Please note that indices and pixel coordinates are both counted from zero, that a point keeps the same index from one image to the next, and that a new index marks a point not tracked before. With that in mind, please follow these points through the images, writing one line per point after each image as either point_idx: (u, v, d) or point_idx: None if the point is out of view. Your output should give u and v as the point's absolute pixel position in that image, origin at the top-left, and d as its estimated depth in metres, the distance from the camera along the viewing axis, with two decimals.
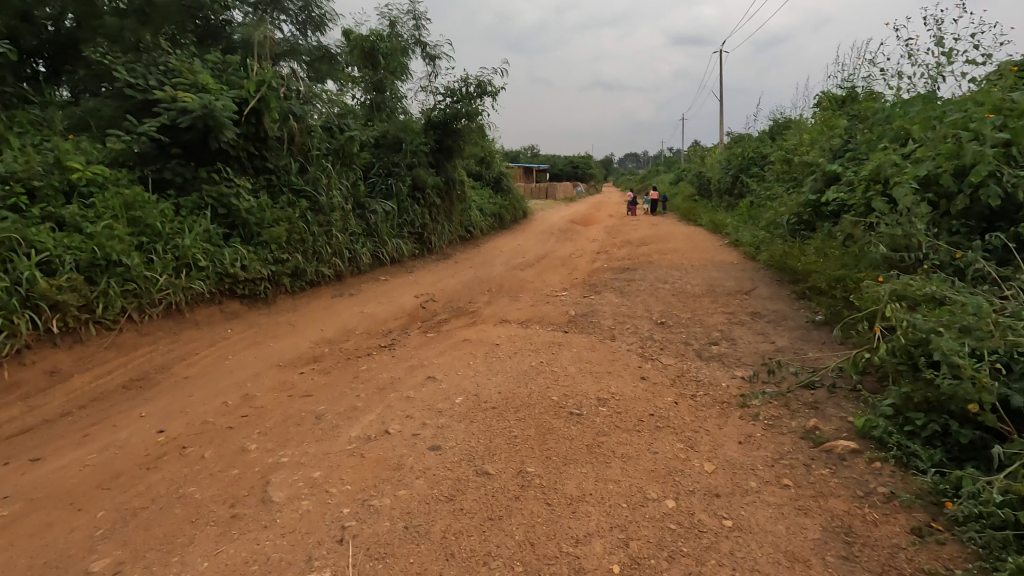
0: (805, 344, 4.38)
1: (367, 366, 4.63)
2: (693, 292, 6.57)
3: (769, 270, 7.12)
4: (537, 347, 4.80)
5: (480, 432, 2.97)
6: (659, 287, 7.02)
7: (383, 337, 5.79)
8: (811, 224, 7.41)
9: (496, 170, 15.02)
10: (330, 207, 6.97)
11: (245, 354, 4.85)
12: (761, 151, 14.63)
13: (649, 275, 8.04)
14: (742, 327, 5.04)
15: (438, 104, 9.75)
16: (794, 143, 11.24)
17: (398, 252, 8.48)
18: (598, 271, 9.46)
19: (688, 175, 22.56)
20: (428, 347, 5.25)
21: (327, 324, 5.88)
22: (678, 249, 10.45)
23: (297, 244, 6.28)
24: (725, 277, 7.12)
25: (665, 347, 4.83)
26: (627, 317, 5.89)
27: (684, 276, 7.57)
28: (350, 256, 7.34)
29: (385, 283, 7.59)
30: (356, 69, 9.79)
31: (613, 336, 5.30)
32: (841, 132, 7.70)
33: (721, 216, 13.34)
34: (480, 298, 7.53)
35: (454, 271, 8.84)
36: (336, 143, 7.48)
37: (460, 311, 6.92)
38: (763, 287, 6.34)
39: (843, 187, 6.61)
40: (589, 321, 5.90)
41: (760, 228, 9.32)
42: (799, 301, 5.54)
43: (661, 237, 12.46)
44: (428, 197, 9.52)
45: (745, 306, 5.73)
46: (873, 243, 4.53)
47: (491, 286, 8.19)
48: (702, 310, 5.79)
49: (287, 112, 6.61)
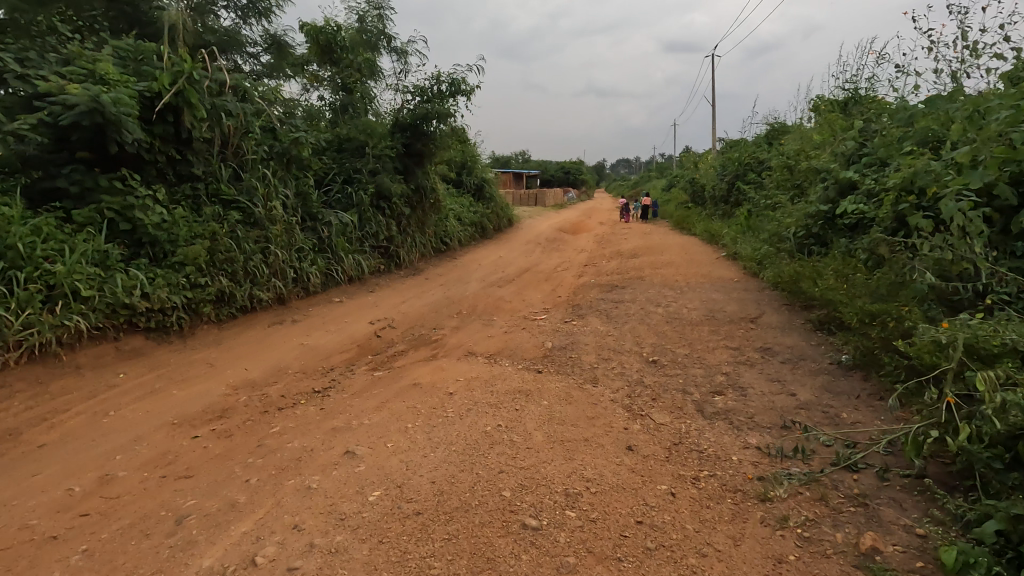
0: (835, 398, 3.45)
1: (283, 425, 3.66)
2: (690, 318, 5.64)
3: (776, 292, 6.23)
4: (499, 398, 3.86)
5: (386, 569, 2.02)
6: (652, 312, 6.09)
7: (321, 378, 4.83)
8: (822, 238, 6.55)
9: (478, 176, 14.06)
10: (270, 220, 6.02)
11: (134, 408, 3.88)
12: (758, 156, 13.81)
13: (639, 295, 7.13)
14: (752, 370, 4.12)
15: (407, 105, 8.83)
16: (795, 148, 10.41)
17: (358, 269, 7.53)
18: (584, 288, 8.54)
19: (680, 181, 21.76)
20: (369, 395, 4.28)
21: (254, 362, 4.93)
22: (672, 262, 9.55)
23: (223, 264, 5.32)
24: (726, 300, 6.20)
25: (659, 398, 3.90)
26: (613, 351, 4.96)
27: (679, 297, 6.66)
28: (296, 276, 6.38)
29: (338, 306, 6.64)
30: (322, 69, 8.91)
31: (596, 380, 4.37)
32: (856, 135, 6.84)
33: (717, 226, 12.51)
34: (447, 324, 6.58)
35: (422, 290, 7.89)
36: (281, 147, 6.52)
37: (420, 342, 5.97)
38: (773, 313, 5.42)
39: (862, 197, 5.73)
40: (568, 357, 4.97)
41: (762, 241, 8.44)
42: (817, 334, 4.63)
43: (654, 248, 11.56)
44: (395, 207, 8.57)
45: (753, 339, 4.81)
46: (917, 269, 3.64)
47: (462, 308, 7.25)
48: (702, 343, 4.86)
49: (215, 109, 5.65)
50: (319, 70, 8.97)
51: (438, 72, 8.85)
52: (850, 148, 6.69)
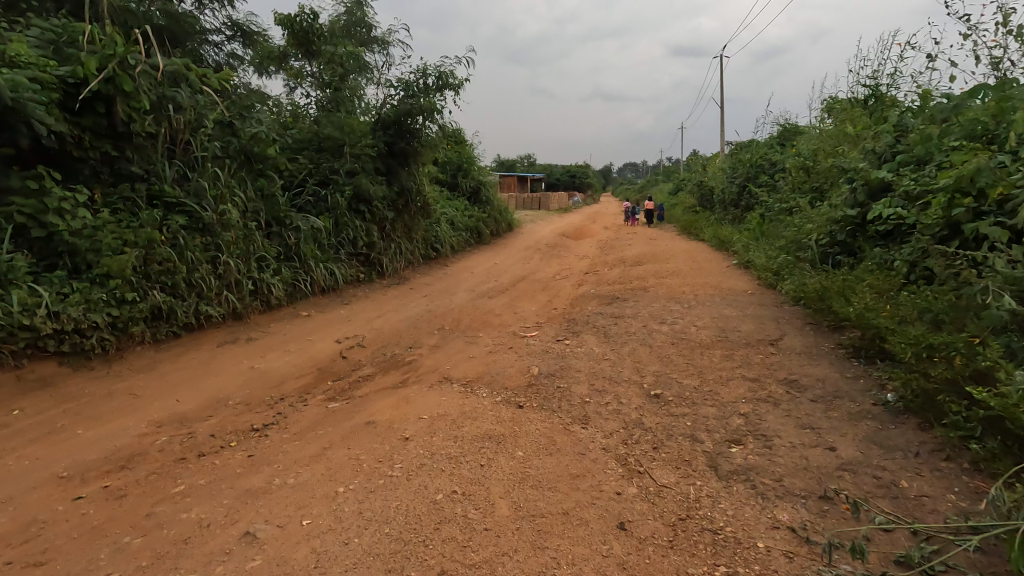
0: (888, 457, 2.70)
1: (192, 481, 2.94)
2: (700, 340, 4.89)
3: (797, 308, 5.47)
4: (463, 446, 3.12)
5: None
6: (655, 331, 5.34)
7: (265, 412, 4.12)
8: (849, 247, 5.80)
9: (474, 178, 13.36)
10: (223, 226, 5.33)
11: (21, 454, 3.20)
12: (770, 158, 13.03)
13: (642, 309, 6.38)
14: (777, 411, 3.36)
15: (390, 101, 8.15)
16: (812, 148, 9.64)
17: (330, 279, 6.84)
18: (582, 300, 7.80)
19: (687, 184, 20.96)
20: (312, 437, 3.56)
21: (188, 391, 4.23)
22: (678, 272, 8.79)
23: (161, 276, 4.64)
24: (741, 318, 5.43)
25: (661, 448, 3.14)
26: (608, 381, 4.21)
27: (686, 313, 5.91)
28: (254, 288, 5.69)
29: (304, 322, 5.94)
30: (307, 63, 8.44)
31: (586, 419, 3.62)
32: (886, 132, 6.09)
33: (727, 231, 11.75)
34: (425, 343, 5.86)
35: (402, 302, 7.19)
36: (244, 145, 5.81)
37: (391, 365, 5.25)
38: (797, 336, 4.65)
39: (900, 200, 4.97)
40: (556, 388, 4.22)
41: (779, 248, 7.67)
42: (853, 364, 3.87)
43: (659, 255, 10.80)
44: (377, 212, 7.88)
45: (776, 368, 4.05)
46: (990, 291, 2.89)
47: (444, 323, 6.53)
48: (714, 372, 4.11)
49: (160, 100, 4.98)
50: (303, 65, 8.50)
51: (425, 65, 8.18)
52: (880, 145, 5.93)
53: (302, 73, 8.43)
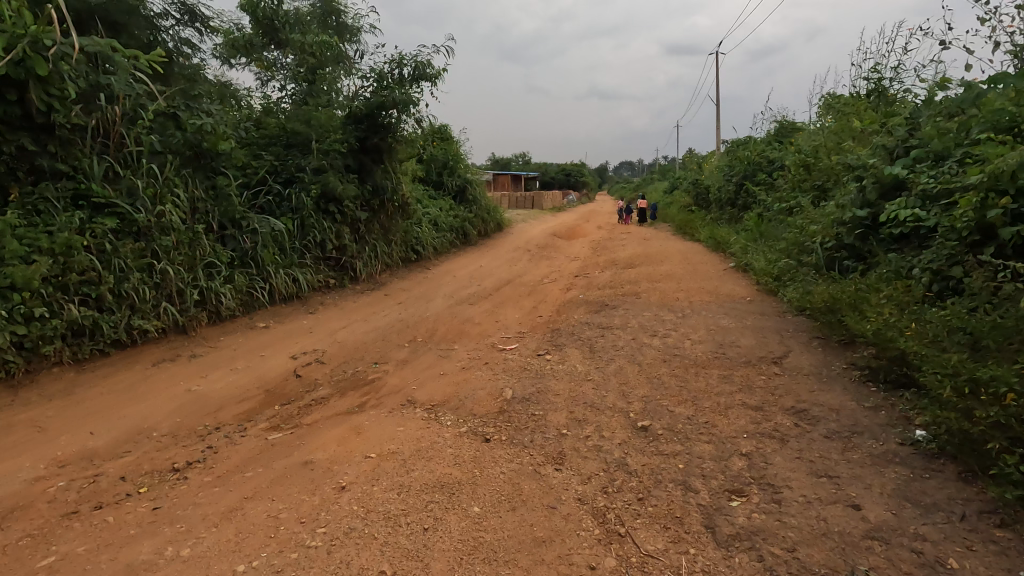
0: (927, 523, 2.17)
1: (68, 549, 2.39)
2: (695, 357, 4.35)
3: (802, 320, 4.96)
4: (408, 501, 2.58)
5: None
6: (646, 346, 4.80)
7: (194, 445, 3.56)
8: (858, 251, 5.31)
9: (460, 176, 12.81)
10: (162, 230, 4.77)
11: None
12: (768, 155, 12.54)
13: (631, 319, 5.86)
14: (786, 453, 2.82)
15: (363, 93, 7.61)
16: (814, 145, 9.15)
17: (293, 286, 6.29)
18: (570, 306, 7.27)
19: (682, 183, 20.49)
20: (235, 482, 3.01)
21: (106, 421, 3.67)
22: (673, 275, 8.25)
23: (83, 288, 4.08)
24: (741, 331, 4.90)
25: (648, 501, 2.60)
26: (590, 408, 3.66)
27: (680, 323, 5.38)
28: (200, 297, 5.13)
29: (258, 335, 5.38)
30: (277, 54, 7.92)
31: (561, 459, 3.08)
32: (895, 125, 5.58)
33: (723, 232, 11.25)
34: (392, 358, 5.32)
35: (373, 311, 6.64)
36: (193, 139, 5.24)
37: (351, 384, 4.70)
38: (805, 354, 4.12)
39: (915, 201, 4.46)
40: (529, 416, 3.68)
41: (781, 251, 7.16)
42: (870, 391, 3.35)
43: (653, 256, 10.29)
44: (348, 213, 7.32)
45: (782, 394, 3.51)
46: None
47: (416, 335, 5.98)
48: (711, 399, 3.57)
49: (89, 88, 4.41)
50: (273, 55, 7.96)
51: (400, 54, 7.65)
52: (890, 139, 5.41)
53: (273, 65, 7.90)
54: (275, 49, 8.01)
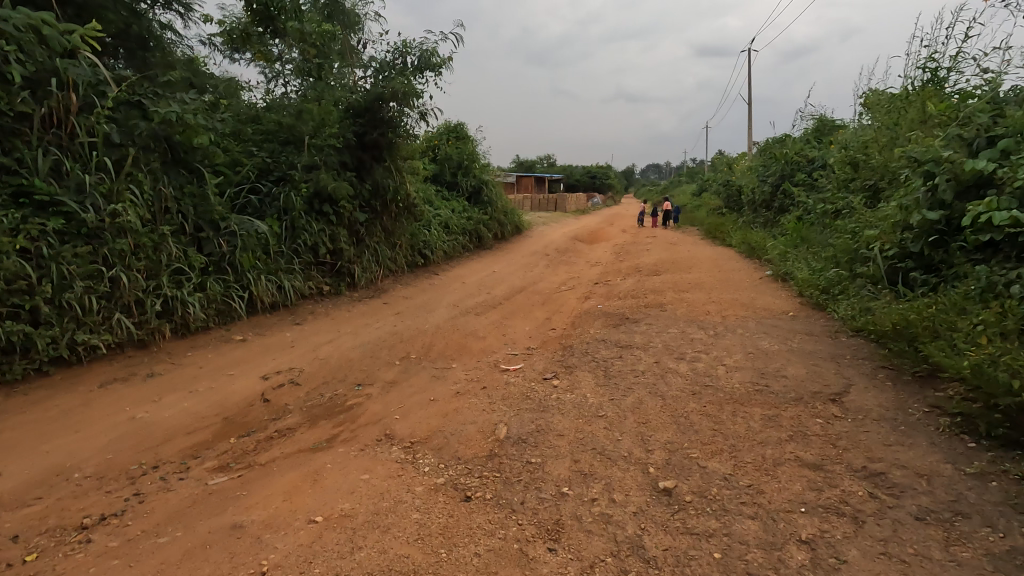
0: None
1: None
2: (732, 391, 3.57)
3: (862, 343, 4.14)
4: None
5: None
6: (671, 373, 4.03)
7: (118, 491, 2.96)
8: (932, 261, 4.46)
9: (475, 176, 12.18)
10: (119, 232, 4.21)
11: None
12: (808, 154, 11.60)
13: (655, 336, 5.10)
14: (864, 545, 2.06)
15: (364, 84, 7.02)
16: (863, 140, 8.23)
17: (277, 294, 5.71)
18: (587, 319, 6.53)
19: (712, 185, 19.53)
20: (146, 552, 2.39)
21: (22, 459, 3.10)
22: (702, 285, 7.43)
23: (13, 299, 3.53)
24: (786, 356, 4.10)
25: None
26: (600, 458, 2.93)
27: (712, 344, 4.61)
28: (164, 307, 4.58)
29: (230, 350, 4.81)
30: (277, 44, 7.42)
31: (559, 533, 2.37)
32: (975, 111, 4.70)
33: (758, 236, 10.37)
34: (379, 378, 4.68)
35: (367, 322, 6.03)
36: (160, 131, 4.66)
37: (325, 411, 4.06)
38: (873, 392, 3.31)
39: (1012, 200, 3.62)
40: (525, 465, 2.97)
41: (829, 259, 6.30)
42: (970, 449, 2.56)
43: (680, 262, 9.48)
44: (344, 214, 6.74)
45: (849, 449, 2.72)
46: None
47: (411, 350, 5.35)
48: (754, 451, 2.81)
49: (37, 72, 3.89)
50: (273, 46, 7.47)
51: (405, 42, 7.05)
52: (969, 129, 4.56)
53: (273, 56, 7.38)
54: (276, 40, 7.49)
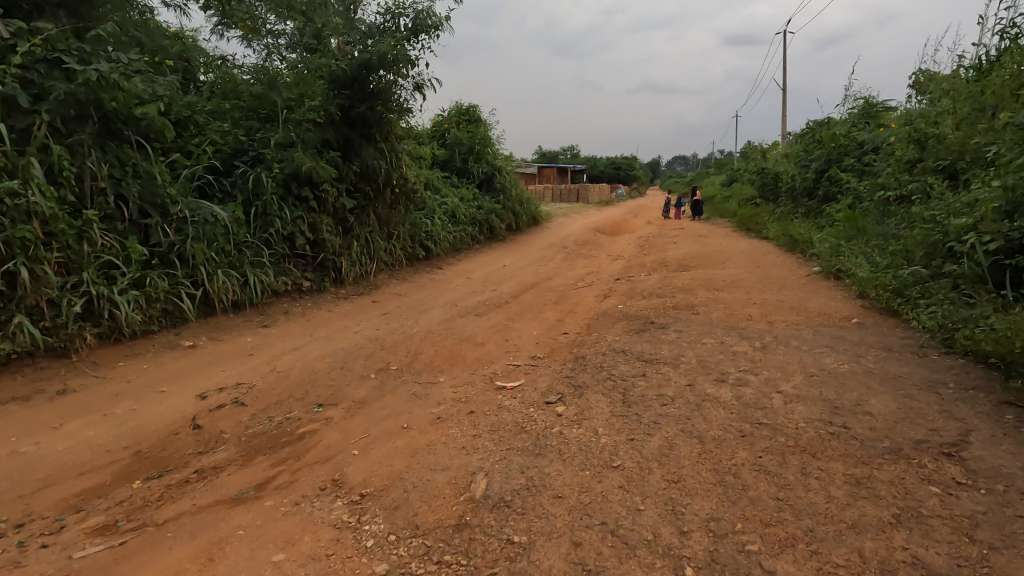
0: None
1: None
2: (797, 435, 2.61)
3: (968, 367, 3.13)
4: None
5: None
6: (711, 403, 3.07)
7: None
8: None
9: (487, 163, 11.28)
10: (24, 217, 3.44)
11: None
12: (857, 136, 10.39)
13: (687, 347, 4.14)
14: None
15: (351, 51, 6.17)
16: (931, 115, 7.06)
17: (240, 291, 4.91)
18: (604, 322, 5.56)
19: (744, 174, 18.24)
20: None
21: None
22: (740, 283, 6.41)
23: None
24: (865, 384, 3.11)
25: None
26: (612, 543, 2.02)
27: (763, 361, 3.63)
28: (89, 306, 3.81)
29: (172, 359, 4.02)
30: (260, 10, 6.64)
31: None
32: None
33: (802, 227, 9.24)
34: (347, 397, 3.84)
35: (348, 324, 5.20)
36: (86, 95, 3.84)
37: (267, 442, 3.22)
38: (1006, 445, 2.33)
39: None
40: (504, 548, 2.08)
41: (899, 253, 5.23)
42: None
43: (713, 256, 8.44)
44: (326, 199, 5.91)
45: (998, 549, 1.78)
46: None
47: (392, 360, 4.49)
48: (847, 544, 1.87)
49: None
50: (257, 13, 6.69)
51: (397, 2, 6.16)
52: None
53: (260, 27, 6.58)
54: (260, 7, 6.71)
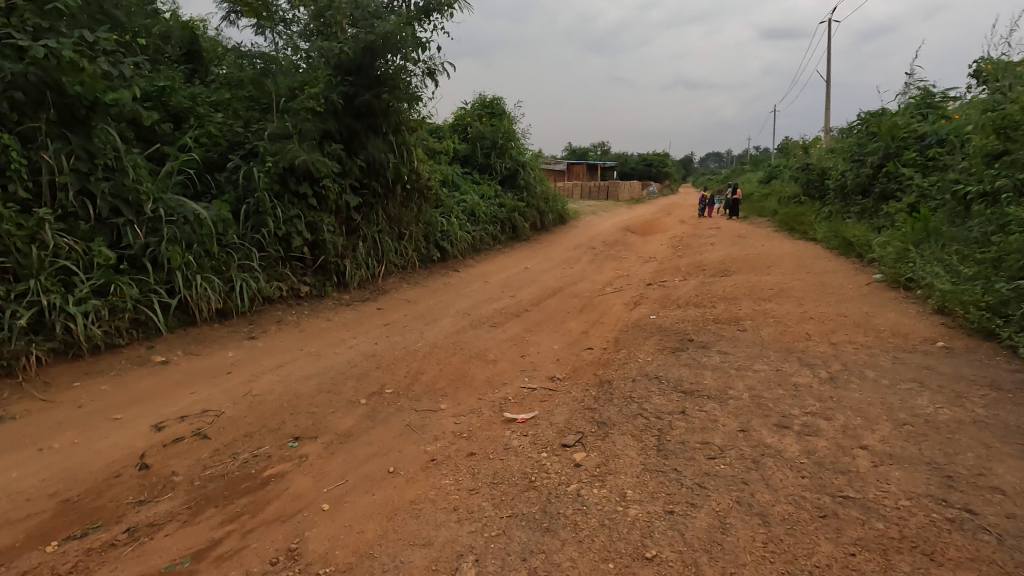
0: None
1: None
2: (902, 521, 1.91)
3: None
4: None
5: None
6: (774, 460, 2.37)
7: None
8: None
9: (511, 158, 10.66)
10: None
11: None
12: (917, 127, 9.38)
13: (736, 375, 3.43)
14: None
15: (357, 33, 5.61)
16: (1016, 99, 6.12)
17: (224, 298, 4.42)
18: (634, 336, 4.88)
19: (785, 170, 17.16)
20: None
21: None
22: (791, 292, 5.63)
23: None
24: (981, 441, 2.37)
25: None
26: None
27: (836, 399, 2.90)
28: (41, 316, 3.34)
29: (137, 378, 3.52)
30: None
31: None
32: None
33: (856, 228, 8.34)
34: (331, 428, 3.27)
35: (346, 335, 4.66)
36: (42, 77, 3.37)
37: (223, 488, 2.68)
38: None
39: None
40: None
41: (990, 261, 4.39)
42: None
43: (757, 259, 7.62)
44: (327, 196, 5.39)
45: None
46: None
47: (390, 381, 3.92)
48: None
49: None
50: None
51: None
52: None
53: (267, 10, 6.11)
54: None
